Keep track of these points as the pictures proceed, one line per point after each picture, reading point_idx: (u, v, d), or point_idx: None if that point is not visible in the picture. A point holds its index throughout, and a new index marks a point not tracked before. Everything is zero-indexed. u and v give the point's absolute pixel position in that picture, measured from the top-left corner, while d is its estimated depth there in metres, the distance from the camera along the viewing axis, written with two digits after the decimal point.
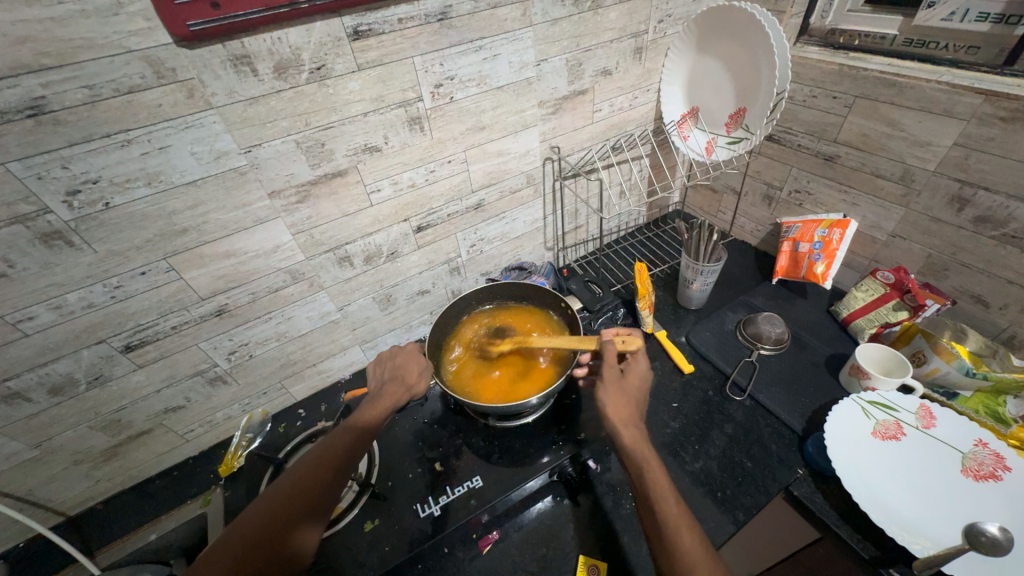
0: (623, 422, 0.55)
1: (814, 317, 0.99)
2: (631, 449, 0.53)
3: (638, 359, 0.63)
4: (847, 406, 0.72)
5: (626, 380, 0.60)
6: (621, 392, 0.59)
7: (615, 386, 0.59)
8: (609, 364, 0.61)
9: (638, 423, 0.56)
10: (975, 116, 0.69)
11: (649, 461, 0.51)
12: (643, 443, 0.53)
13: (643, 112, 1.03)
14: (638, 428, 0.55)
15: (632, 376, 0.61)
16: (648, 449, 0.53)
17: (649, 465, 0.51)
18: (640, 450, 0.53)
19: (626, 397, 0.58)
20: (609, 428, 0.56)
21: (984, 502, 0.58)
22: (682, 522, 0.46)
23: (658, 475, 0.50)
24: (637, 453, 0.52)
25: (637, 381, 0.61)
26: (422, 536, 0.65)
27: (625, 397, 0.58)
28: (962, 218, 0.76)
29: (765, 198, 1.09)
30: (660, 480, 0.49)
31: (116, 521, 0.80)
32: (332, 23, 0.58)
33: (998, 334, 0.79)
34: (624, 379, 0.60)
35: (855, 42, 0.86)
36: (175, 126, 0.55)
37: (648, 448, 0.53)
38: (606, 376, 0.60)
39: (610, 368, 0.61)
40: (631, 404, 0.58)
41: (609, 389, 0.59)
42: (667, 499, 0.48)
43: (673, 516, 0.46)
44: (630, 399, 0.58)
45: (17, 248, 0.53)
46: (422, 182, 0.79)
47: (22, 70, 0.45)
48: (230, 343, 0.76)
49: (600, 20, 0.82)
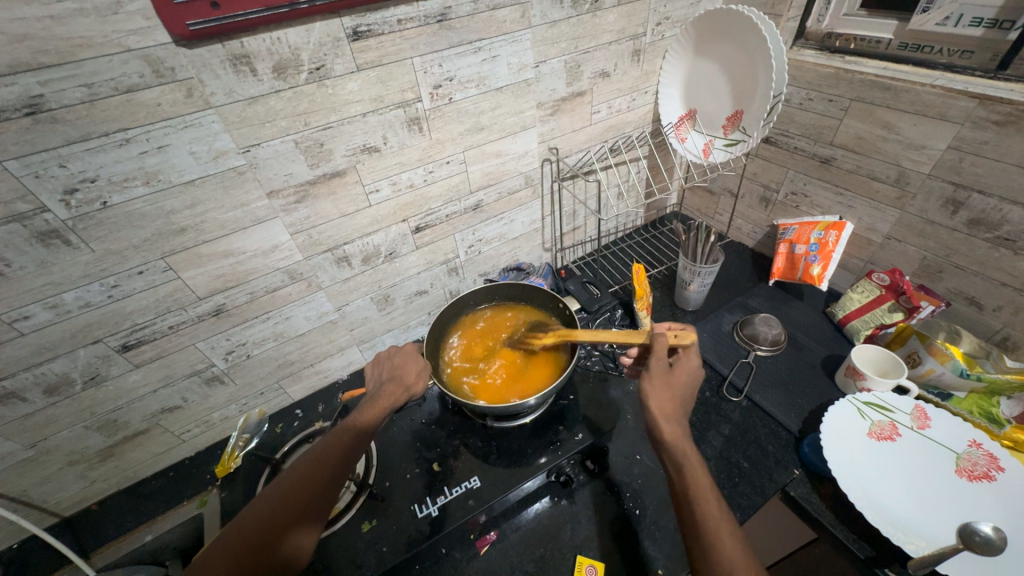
0: (666, 419, 0.54)
1: (810, 318, 0.99)
2: (672, 448, 0.51)
3: (689, 354, 0.61)
4: (843, 406, 0.71)
5: (674, 376, 0.58)
6: (665, 387, 0.57)
7: (660, 381, 0.57)
8: (658, 357, 0.59)
9: (681, 422, 0.55)
10: (969, 120, 0.69)
11: (691, 462, 0.50)
12: (686, 442, 0.52)
13: (641, 114, 1.04)
14: (681, 425, 0.54)
15: (681, 371, 0.59)
16: (690, 448, 0.52)
17: (689, 464, 0.50)
18: (682, 448, 0.51)
19: (671, 393, 0.57)
20: (650, 423, 0.55)
21: (978, 502, 0.59)
22: (723, 527, 0.45)
23: (700, 475, 0.49)
24: (678, 451, 0.51)
25: (685, 377, 0.58)
26: (419, 536, 0.65)
27: (670, 393, 0.56)
28: (956, 220, 0.77)
29: (761, 200, 1.09)
30: (702, 483, 0.48)
31: (111, 522, 0.80)
32: (331, 23, 0.58)
33: (992, 335, 0.80)
34: (671, 374, 0.58)
35: (851, 46, 0.86)
36: (173, 126, 0.55)
37: (691, 446, 0.52)
38: (652, 369, 0.58)
39: (657, 361, 0.59)
40: (676, 401, 0.56)
41: (653, 383, 0.57)
42: (707, 502, 0.47)
43: (714, 521, 0.45)
44: (675, 396, 0.56)
45: (13, 246, 0.53)
46: (421, 182, 0.80)
47: (20, 68, 0.45)
48: (227, 343, 0.75)
49: (598, 22, 0.82)
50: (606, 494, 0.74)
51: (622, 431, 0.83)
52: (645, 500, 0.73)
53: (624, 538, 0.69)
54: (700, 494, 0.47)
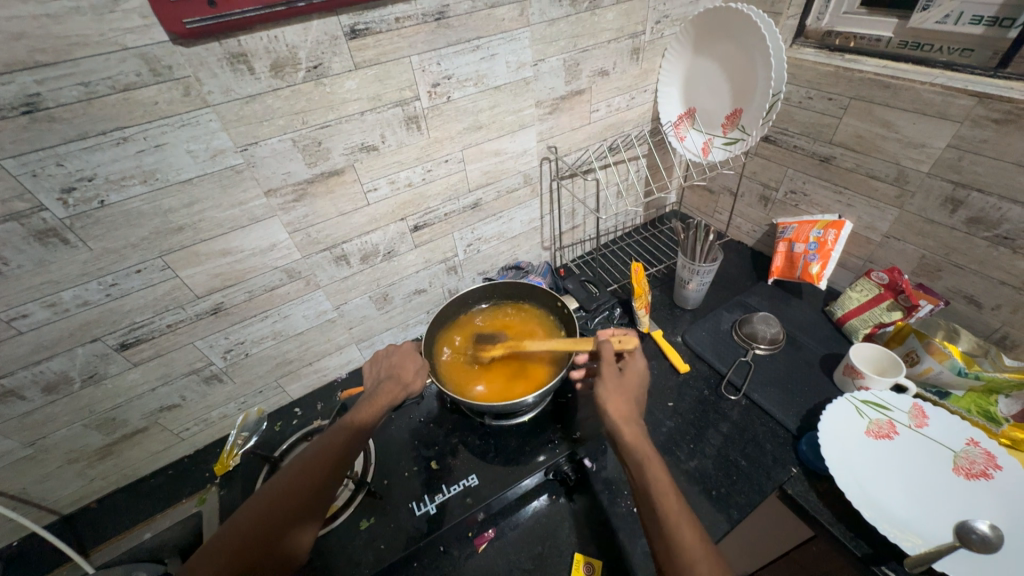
0: (624, 420, 0.54)
1: (809, 317, 0.99)
2: (632, 448, 0.52)
3: (636, 357, 0.63)
4: (841, 405, 0.71)
5: (626, 378, 0.60)
6: (620, 390, 0.58)
7: (615, 385, 0.58)
8: (608, 363, 0.61)
9: (638, 421, 0.55)
10: (969, 118, 0.69)
11: (650, 461, 0.50)
12: (643, 441, 0.53)
13: (640, 113, 1.04)
14: (638, 425, 0.54)
15: (630, 373, 0.61)
16: (647, 446, 0.52)
17: (648, 462, 0.50)
18: (640, 447, 0.52)
19: (626, 395, 0.57)
20: (609, 426, 0.55)
21: (976, 500, 0.59)
22: (683, 522, 0.45)
23: (660, 473, 0.49)
24: (637, 450, 0.51)
25: (635, 379, 0.60)
26: (417, 534, 0.65)
27: (625, 395, 0.57)
28: (955, 219, 0.77)
29: (761, 199, 1.09)
30: (662, 481, 0.49)
31: (110, 520, 0.80)
32: (329, 21, 0.58)
33: (990, 334, 0.80)
34: (622, 377, 0.60)
35: (850, 44, 0.86)
36: (171, 124, 0.55)
37: (649, 446, 0.52)
38: (605, 374, 0.59)
39: (608, 367, 0.60)
40: (630, 402, 0.57)
41: (608, 388, 0.58)
42: (668, 500, 0.47)
43: (676, 517, 0.46)
44: (630, 397, 0.57)
45: (11, 245, 0.53)
46: (419, 181, 0.79)
47: (17, 67, 0.45)
48: (225, 341, 0.76)
49: (597, 20, 0.82)
50: (604, 492, 0.75)
51: None
52: None
53: (621, 536, 0.69)
54: (661, 493, 0.47)
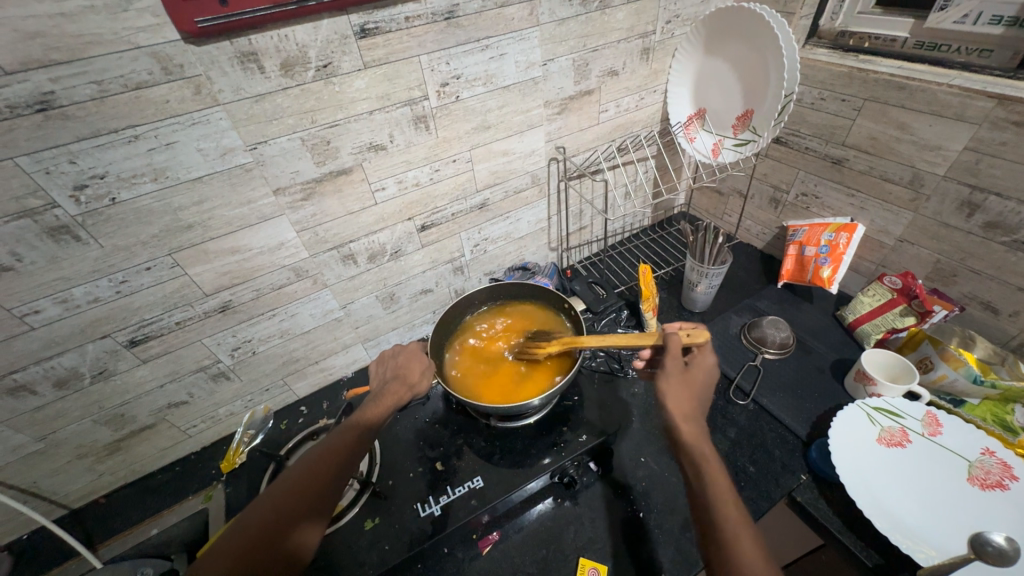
0: (684, 417, 0.53)
1: (819, 321, 0.98)
2: (691, 446, 0.50)
3: (705, 352, 0.60)
4: (852, 411, 0.70)
5: (691, 375, 0.57)
6: (683, 386, 0.56)
7: (677, 381, 0.56)
8: (673, 356, 0.58)
9: (701, 422, 0.53)
10: (987, 120, 0.68)
11: (709, 462, 0.48)
12: (705, 442, 0.51)
13: (650, 114, 1.03)
14: (700, 426, 0.53)
15: (696, 369, 0.58)
16: (709, 447, 0.50)
17: (708, 462, 0.48)
18: (699, 447, 0.50)
19: (689, 393, 0.55)
20: (668, 421, 0.54)
21: (990, 511, 0.58)
22: (741, 524, 0.43)
23: (718, 475, 0.47)
24: (696, 449, 0.50)
25: (701, 376, 0.57)
26: (422, 536, 0.65)
27: (689, 392, 0.55)
28: (971, 223, 0.75)
29: (771, 201, 1.08)
30: (720, 482, 0.46)
31: (118, 515, 0.81)
32: (339, 20, 0.58)
33: (1007, 341, 0.78)
34: (688, 373, 0.57)
35: (865, 44, 0.85)
36: (181, 123, 0.55)
37: (709, 446, 0.50)
38: (668, 368, 0.57)
39: (673, 361, 0.58)
40: (694, 401, 0.55)
41: (670, 382, 0.56)
42: (725, 502, 0.45)
43: (731, 521, 0.43)
44: (694, 395, 0.55)
45: (24, 241, 0.53)
46: (427, 181, 0.79)
47: (31, 65, 0.46)
48: (233, 339, 0.76)
49: (607, 20, 0.82)
50: (610, 495, 0.74)
51: (626, 433, 0.82)
52: (649, 503, 0.72)
53: (627, 541, 0.69)
54: (717, 492, 0.46)
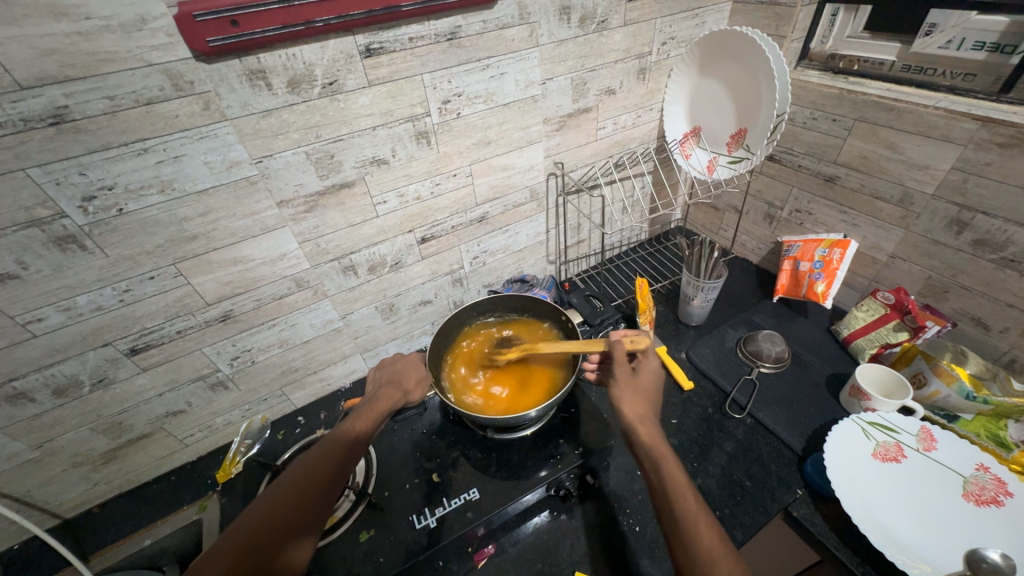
0: (638, 419, 0.53)
1: (814, 335, 0.99)
2: (648, 447, 0.50)
3: (650, 357, 0.61)
4: (847, 426, 0.71)
5: (638, 378, 0.58)
6: (634, 390, 0.56)
7: (628, 385, 0.56)
8: (620, 363, 0.59)
9: (655, 421, 0.53)
10: (973, 142, 0.70)
11: (666, 458, 0.48)
12: (660, 439, 0.51)
13: (647, 131, 1.05)
14: (654, 424, 0.53)
15: (645, 372, 0.58)
16: (665, 443, 0.50)
17: (666, 460, 0.48)
18: (656, 446, 0.50)
19: (640, 395, 0.56)
20: (624, 425, 0.53)
21: (985, 528, 0.58)
22: (702, 524, 0.43)
23: (678, 476, 0.47)
24: (652, 447, 0.50)
25: (649, 377, 0.58)
26: (417, 548, 0.65)
27: (639, 394, 0.55)
28: (960, 241, 0.77)
29: (766, 217, 1.10)
30: (677, 479, 0.47)
31: (111, 525, 0.80)
32: (345, 40, 0.60)
33: (999, 357, 0.79)
34: (635, 377, 0.58)
35: (854, 67, 0.87)
36: (190, 136, 0.56)
37: (666, 444, 0.50)
38: (617, 375, 0.58)
39: (621, 367, 0.58)
40: (646, 403, 0.55)
41: (621, 387, 0.56)
42: (685, 499, 0.45)
43: (692, 516, 0.44)
44: (644, 397, 0.55)
45: (32, 250, 0.54)
46: (428, 195, 0.81)
47: (47, 81, 0.47)
48: (233, 349, 0.76)
49: (604, 41, 0.84)
50: (607, 510, 0.74)
51: (624, 446, 0.82)
52: (646, 518, 0.72)
53: (623, 555, 0.68)
54: (675, 489, 0.46)
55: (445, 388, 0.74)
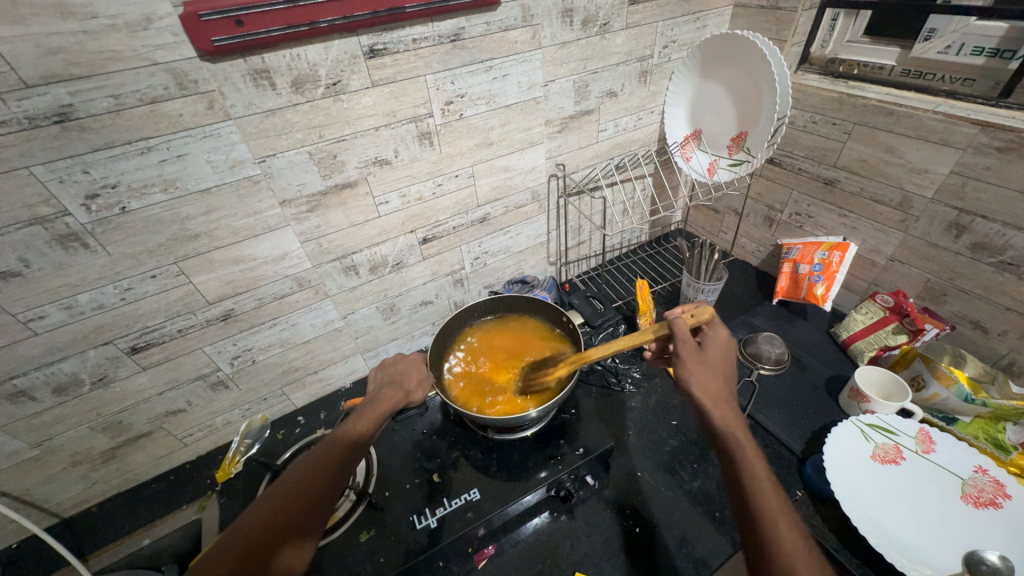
0: (713, 399, 0.52)
1: (813, 337, 0.99)
2: (723, 428, 0.49)
3: (716, 330, 0.60)
4: (846, 428, 0.71)
5: (707, 354, 0.57)
6: (705, 367, 0.55)
7: (698, 363, 0.55)
8: (685, 339, 0.58)
9: (731, 401, 0.52)
10: (971, 146, 0.70)
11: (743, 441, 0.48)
12: (736, 423, 0.50)
13: (648, 133, 1.06)
14: (729, 405, 0.52)
15: (712, 348, 0.58)
16: (742, 427, 0.50)
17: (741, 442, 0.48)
18: (732, 428, 0.49)
19: (713, 373, 0.55)
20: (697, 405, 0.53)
21: (983, 530, 0.58)
22: (778, 508, 0.43)
23: (756, 460, 0.46)
24: (728, 429, 0.49)
25: (720, 354, 0.57)
26: (417, 548, 0.65)
27: (710, 371, 0.55)
28: (959, 244, 0.78)
29: (765, 220, 1.10)
30: (754, 464, 0.46)
31: (109, 525, 0.80)
32: (349, 41, 0.60)
33: (997, 360, 0.80)
34: (705, 354, 0.57)
35: (854, 71, 0.88)
36: (194, 135, 0.57)
37: (742, 427, 0.50)
38: (684, 351, 0.57)
39: (686, 343, 0.57)
40: (720, 381, 0.54)
41: (690, 365, 0.55)
42: (761, 484, 0.44)
43: (768, 501, 0.43)
44: (717, 374, 0.55)
45: (34, 248, 0.54)
46: (429, 195, 0.81)
47: (52, 79, 0.47)
48: (234, 348, 0.76)
49: (607, 44, 0.85)
50: (606, 510, 0.74)
51: (624, 447, 0.82)
52: (647, 519, 0.72)
53: (623, 556, 0.68)
54: (749, 472, 0.45)
55: (446, 388, 0.74)
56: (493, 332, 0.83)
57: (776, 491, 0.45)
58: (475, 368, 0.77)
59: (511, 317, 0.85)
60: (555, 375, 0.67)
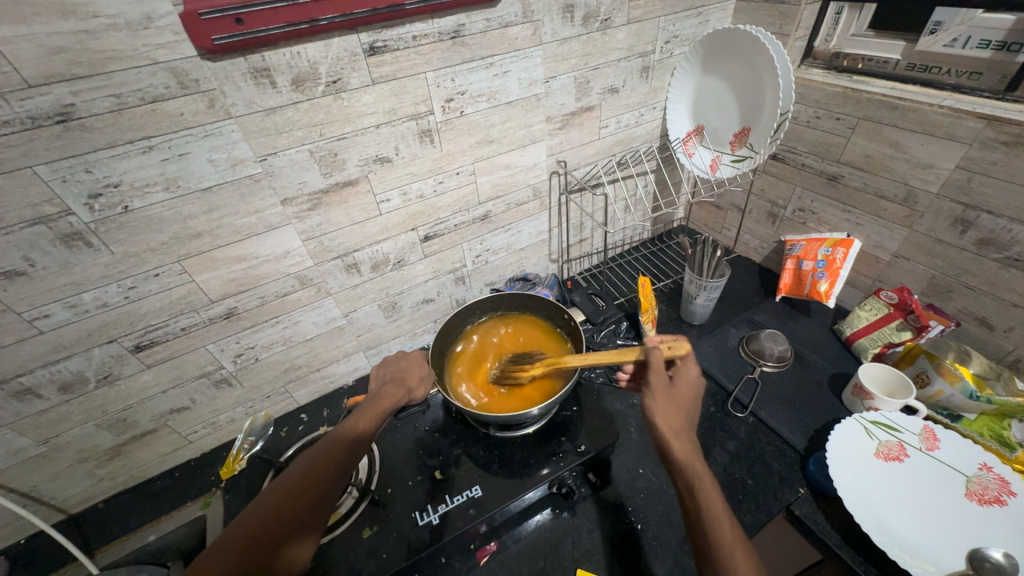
0: (674, 433, 0.51)
1: (817, 335, 0.99)
2: (683, 464, 0.49)
3: (688, 365, 0.59)
4: (850, 425, 0.70)
5: (675, 388, 0.56)
6: (671, 401, 0.54)
7: (664, 396, 0.55)
8: (657, 372, 0.57)
9: (691, 437, 0.52)
10: (977, 140, 0.70)
11: (702, 479, 0.47)
12: (696, 459, 0.49)
13: (650, 130, 1.05)
14: (689, 440, 0.51)
15: (681, 383, 0.57)
16: (701, 464, 0.49)
17: (701, 479, 0.47)
18: (691, 464, 0.49)
19: (676, 408, 0.54)
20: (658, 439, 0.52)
21: (988, 527, 0.58)
22: (739, 549, 0.42)
23: (713, 496, 0.46)
24: (688, 466, 0.48)
25: (687, 389, 0.56)
26: (420, 544, 0.65)
27: (676, 407, 0.54)
28: (964, 240, 0.77)
29: (769, 216, 1.09)
30: (714, 502, 0.45)
31: (116, 521, 0.81)
32: (349, 39, 0.60)
33: (1003, 357, 0.79)
34: (673, 387, 0.56)
35: (858, 65, 0.87)
36: (195, 134, 0.57)
37: (701, 463, 0.49)
38: (652, 384, 0.56)
39: (658, 376, 0.57)
40: (682, 416, 0.53)
41: (656, 398, 0.54)
42: (721, 523, 0.44)
43: (728, 541, 0.42)
44: (681, 409, 0.54)
45: (39, 247, 0.55)
46: (431, 193, 0.81)
47: (54, 78, 0.48)
48: (237, 346, 0.77)
49: (608, 39, 0.84)
50: (607, 506, 0.74)
51: (626, 444, 0.82)
52: (648, 516, 0.72)
53: (625, 553, 0.68)
54: (711, 511, 0.45)
55: (447, 387, 0.74)
56: (492, 331, 0.83)
57: (735, 529, 0.44)
58: (468, 370, 0.77)
59: (511, 315, 0.85)
60: (528, 374, 0.69)
